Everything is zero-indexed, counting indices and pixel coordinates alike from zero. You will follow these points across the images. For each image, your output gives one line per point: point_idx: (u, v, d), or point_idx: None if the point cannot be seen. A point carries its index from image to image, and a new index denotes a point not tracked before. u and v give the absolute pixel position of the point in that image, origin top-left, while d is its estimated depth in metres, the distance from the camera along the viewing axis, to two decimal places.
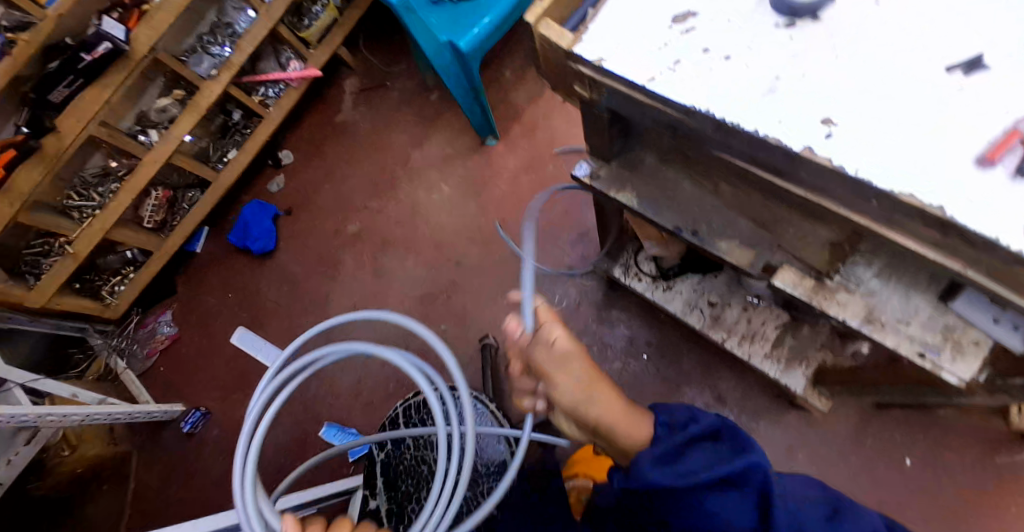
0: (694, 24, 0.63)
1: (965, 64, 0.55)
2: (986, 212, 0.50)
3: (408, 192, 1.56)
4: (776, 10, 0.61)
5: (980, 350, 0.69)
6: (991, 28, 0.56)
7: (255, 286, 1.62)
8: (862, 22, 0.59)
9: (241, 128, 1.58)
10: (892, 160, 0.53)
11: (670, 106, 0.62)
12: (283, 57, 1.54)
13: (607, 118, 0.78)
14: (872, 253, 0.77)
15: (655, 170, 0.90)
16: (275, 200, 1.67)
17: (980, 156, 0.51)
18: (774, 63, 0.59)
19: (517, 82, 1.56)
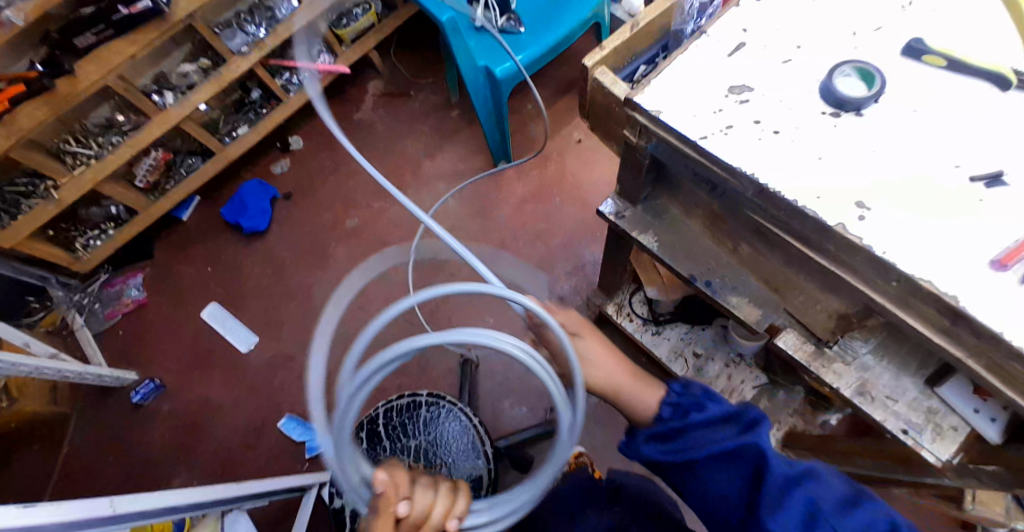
0: (750, 97, 0.70)
1: (987, 178, 0.63)
2: (990, 307, 0.57)
3: (413, 199, 1.59)
4: (825, 100, 0.68)
5: (957, 436, 0.79)
6: (1010, 152, 0.64)
7: (240, 265, 1.60)
8: (897, 123, 0.67)
9: (257, 107, 1.58)
10: (914, 247, 0.61)
11: (717, 165, 0.69)
12: (314, 49, 1.56)
13: (648, 163, 0.84)
14: (870, 330, 0.81)
15: (676, 221, 0.98)
16: (275, 183, 1.67)
17: (994, 258, 0.59)
18: (818, 146, 0.66)
19: (538, 115, 1.62)
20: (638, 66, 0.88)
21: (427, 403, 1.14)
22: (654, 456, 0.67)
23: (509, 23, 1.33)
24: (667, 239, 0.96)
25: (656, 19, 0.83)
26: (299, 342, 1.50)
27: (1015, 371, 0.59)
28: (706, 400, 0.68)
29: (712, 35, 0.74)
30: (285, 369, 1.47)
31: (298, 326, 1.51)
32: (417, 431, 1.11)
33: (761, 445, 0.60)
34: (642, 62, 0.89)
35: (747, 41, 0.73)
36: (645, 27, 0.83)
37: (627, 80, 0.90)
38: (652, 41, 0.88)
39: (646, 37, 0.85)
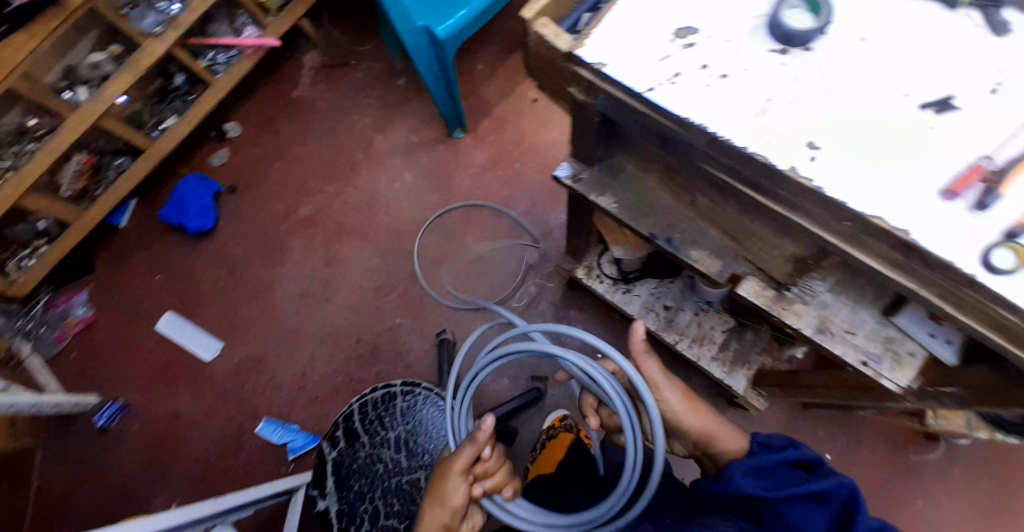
0: (696, 40, 0.63)
1: (937, 104, 0.57)
2: (944, 239, 0.53)
3: (368, 178, 1.50)
4: (772, 35, 0.62)
5: (915, 361, 0.77)
6: (961, 73, 0.58)
7: (190, 268, 1.50)
8: (847, 54, 0.60)
9: (183, 94, 1.45)
10: (869, 184, 0.55)
11: (665, 117, 0.62)
12: (237, 22, 1.43)
13: (599, 121, 0.78)
14: (829, 270, 0.78)
15: (632, 178, 0.92)
16: (215, 176, 1.56)
17: (944, 188, 0.54)
18: (767, 87, 0.60)
19: (490, 75, 1.53)
20: (582, 17, 0.80)
21: (402, 393, 1.11)
22: (750, 488, 0.63)
23: None
24: (626, 200, 0.91)
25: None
26: (265, 343, 1.42)
27: (970, 299, 0.55)
28: (796, 443, 0.69)
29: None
30: (254, 372, 1.40)
31: (262, 326, 1.43)
32: (396, 423, 1.08)
33: (855, 492, 0.61)
34: (585, 11, 0.81)
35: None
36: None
37: (569, 30, 0.81)
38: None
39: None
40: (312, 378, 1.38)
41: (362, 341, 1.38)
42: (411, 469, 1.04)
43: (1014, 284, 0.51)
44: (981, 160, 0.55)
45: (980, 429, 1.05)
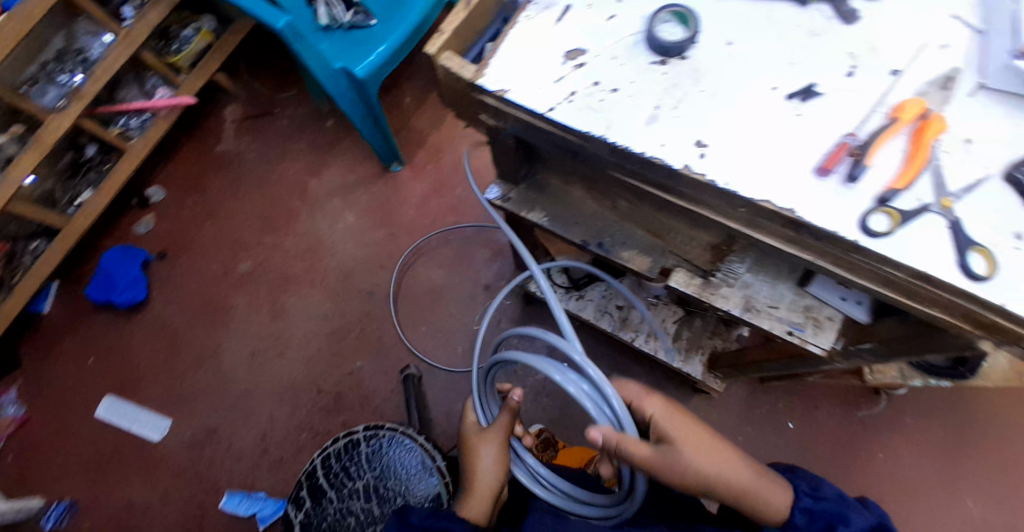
0: (585, 61, 0.67)
1: (800, 93, 0.63)
2: (823, 213, 0.58)
3: (307, 225, 1.48)
4: (651, 50, 0.67)
5: (835, 325, 0.80)
6: (817, 63, 0.64)
7: (127, 345, 1.42)
8: (718, 59, 0.66)
9: (96, 165, 1.38)
10: (754, 172, 0.60)
11: (569, 133, 0.66)
12: (148, 84, 1.38)
13: (514, 143, 0.81)
14: (743, 251, 0.85)
15: (559, 191, 0.96)
16: (143, 244, 1.49)
17: (817, 166, 0.60)
18: (653, 96, 0.65)
19: (419, 108, 1.55)
20: (485, 46, 0.77)
21: (366, 438, 1.06)
22: None
23: (358, 17, 1.23)
24: (555, 212, 0.94)
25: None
26: (219, 411, 1.35)
27: (858, 262, 0.60)
28: (847, 510, 0.66)
29: (538, 3, 0.71)
30: (210, 443, 1.32)
31: (214, 393, 1.36)
32: (362, 471, 1.04)
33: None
34: (489, 40, 0.78)
35: (572, 3, 0.70)
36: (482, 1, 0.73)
37: (476, 63, 0.78)
38: (494, 19, 0.78)
39: (483, 16, 0.76)
40: (274, 439, 1.31)
41: (323, 390, 1.34)
42: (383, 516, 1.00)
43: (890, 243, 0.56)
44: (847, 137, 0.60)
45: (915, 377, 1.10)
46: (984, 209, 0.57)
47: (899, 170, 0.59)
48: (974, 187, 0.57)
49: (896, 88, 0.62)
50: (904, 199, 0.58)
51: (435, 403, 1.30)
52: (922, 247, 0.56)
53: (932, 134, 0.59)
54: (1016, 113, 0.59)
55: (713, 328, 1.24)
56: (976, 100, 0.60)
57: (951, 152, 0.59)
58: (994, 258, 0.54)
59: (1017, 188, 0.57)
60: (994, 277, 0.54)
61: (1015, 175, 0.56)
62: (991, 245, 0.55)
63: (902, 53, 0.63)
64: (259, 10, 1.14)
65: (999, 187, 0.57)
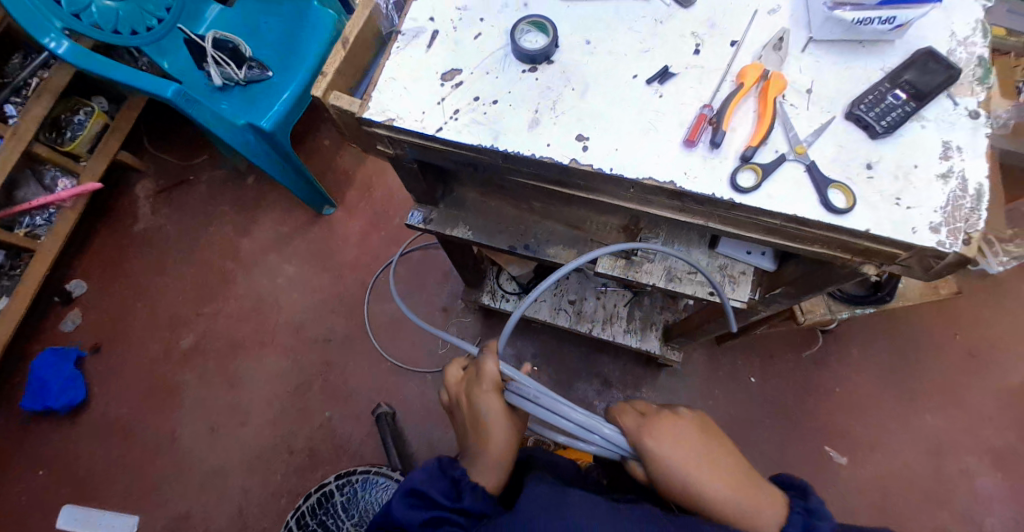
0: (462, 79, 0.71)
1: (658, 76, 0.69)
2: (699, 179, 0.64)
3: (246, 286, 1.45)
4: (519, 59, 0.71)
5: (748, 277, 0.88)
6: (665, 47, 0.70)
7: (78, 449, 1.34)
8: (578, 58, 0.71)
9: (7, 270, 1.30)
10: (633, 154, 0.66)
11: (461, 149, 0.70)
12: (47, 177, 1.32)
13: (418, 167, 0.83)
14: (652, 225, 0.89)
15: (479, 203, 0.99)
16: (73, 340, 1.41)
17: (684, 139, 0.66)
18: (530, 102, 0.69)
19: (338, 148, 1.55)
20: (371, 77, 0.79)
21: (339, 486, 1.07)
22: None
23: (253, 72, 1.22)
24: (478, 224, 0.97)
25: (365, 25, 0.76)
26: (189, 496, 1.29)
27: (740, 218, 0.67)
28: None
29: (406, 33, 0.73)
30: (186, 530, 1.27)
31: (182, 477, 1.31)
32: (340, 522, 1.03)
33: None
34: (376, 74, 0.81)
35: (439, 27, 0.73)
36: (359, 36, 0.76)
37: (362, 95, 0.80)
38: (376, 52, 0.81)
39: (364, 50, 0.79)
40: (254, 509, 1.27)
41: (296, 449, 1.31)
42: None
43: (760, 196, 0.63)
44: (703, 108, 0.67)
45: (842, 310, 1.17)
46: (831, 149, 0.65)
47: (754, 129, 0.66)
48: (820, 132, 0.65)
49: (737, 57, 0.69)
50: (764, 154, 0.65)
51: (412, 435, 1.30)
52: (789, 194, 0.63)
53: (774, 91, 0.66)
54: (843, 58, 0.68)
55: (661, 303, 1.30)
56: (808, 54, 0.69)
57: (795, 104, 0.66)
58: (850, 192, 0.62)
59: (857, 123, 0.65)
60: (852, 208, 0.62)
61: (853, 114, 0.64)
62: (846, 181, 0.63)
63: (738, 25, 0.71)
64: (140, 82, 1.11)
65: (842, 125, 0.65)
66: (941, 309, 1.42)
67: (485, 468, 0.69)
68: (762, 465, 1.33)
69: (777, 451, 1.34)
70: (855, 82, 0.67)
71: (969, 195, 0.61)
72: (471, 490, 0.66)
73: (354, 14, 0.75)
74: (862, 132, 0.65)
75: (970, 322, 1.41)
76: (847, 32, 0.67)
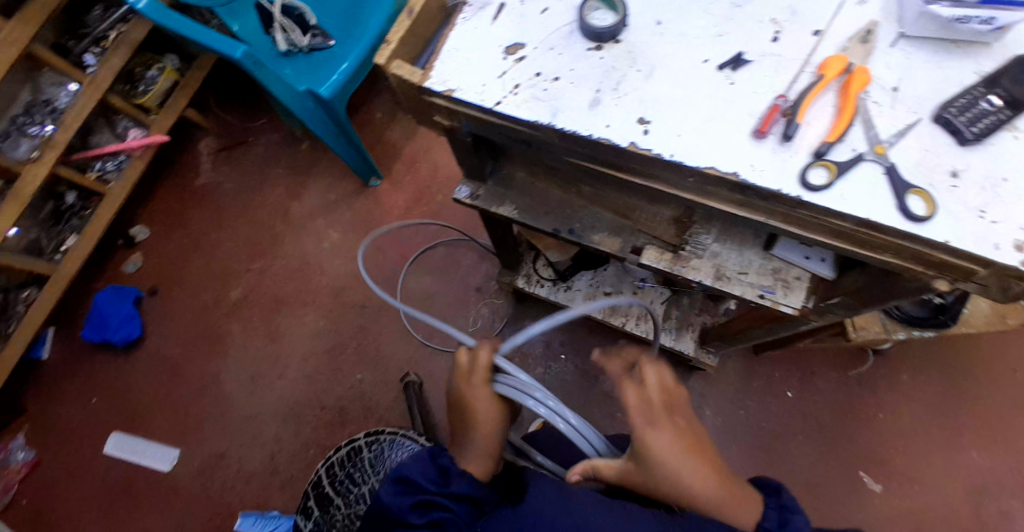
0: (525, 54, 0.70)
1: (731, 62, 0.66)
2: (764, 173, 0.62)
3: (294, 245, 1.50)
4: (585, 36, 0.70)
5: (802, 284, 0.85)
6: (740, 32, 0.67)
7: (128, 383, 1.44)
8: (648, 39, 0.69)
9: (78, 211, 1.38)
10: (696, 142, 0.63)
11: (519, 124, 0.69)
12: (120, 127, 1.39)
13: (472, 140, 0.83)
14: (705, 222, 0.89)
15: (526, 184, 0.99)
16: (133, 281, 1.51)
17: (754, 130, 0.63)
18: (593, 80, 0.67)
19: (389, 122, 1.57)
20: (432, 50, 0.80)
21: (368, 444, 1.09)
22: None
23: (316, 40, 1.23)
24: (525, 204, 0.97)
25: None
26: (224, 438, 1.37)
27: (805, 217, 0.64)
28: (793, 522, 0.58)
29: (473, 4, 0.73)
30: (220, 469, 1.35)
31: (220, 420, 1.39)
32: (366, 476, 1.05)
33: None
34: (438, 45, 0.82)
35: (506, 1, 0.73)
36: (424, 9, 0.76)
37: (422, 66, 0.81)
38: (440, 24, 0.82)
39: (428, 22, 0.79)
40: (283, 459, 1.34)
41: (326, 406, 1.36)
42: None
43: (831, 195, 0.60)
44: (778, 99, 0.64)
45: (898, 331, 1.13)
46: (916, 152, 0.60)
47: (831, 125, 0.62)
48: (904, 133, 0.61)
49: (820, 48, 0.66)
50: (840, 151, 0.61)
51: (436, 408, 1.33)
52: (862, 196, 0.60)
53: (857, 86, 0.62)
54: (935, 57, 0.64)
55: (700, 305, 1.27)
56: (897, 49, 0.64)
57: (880, 101, 0.63)
58: (930, 198, 0.58)
59: (945, 126, 0.61)
60: (932, 216, 0.58)
61: (942, 117, 0.60)
62: (927, 186, 0.59)
63: (821, 15, 0.67)
64: (205, 38, 1.13)
65: (928, 127, 0.61)
66: (1002, 342, 1.33)
67: (477, 453, 0.69)
68: (785, 482, 1.29)
69: (803, 470, 1.30)
70: (948, 83, 0.62)
71: None
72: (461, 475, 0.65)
73: None
74: (950, 137, 0.61)
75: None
76: (943, 30, 0.63)
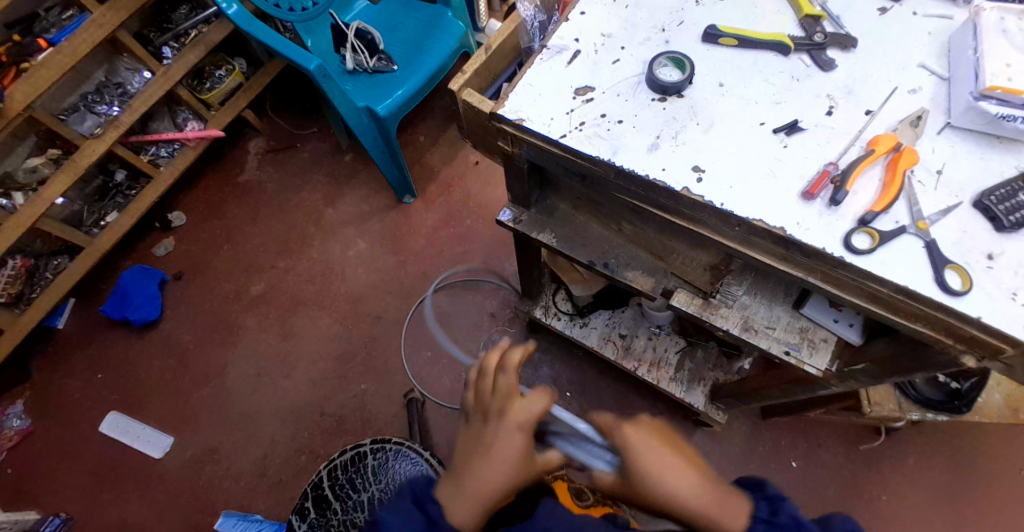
0: (594, 96, 0.76)
1: (786, 128, 0.72)
2: (807, 230, 0.66)
3: (321, 250, 1.54)
4: (651, 88, 0.76)
5: (828, 346, 0.88)
6: (795, 102, 0.73)
7: (135, 364, 1.45)
8: (710, 98, 0.75)
9: (125, 189, 1.44)
10: (747, 194, 0.68)
11: (581, 158, 0.74)
12: (179, 117, 1.46)
13: (528, 169, 0.89)
14: (739, 274, 0.92)
15: (568, 215, 1.03)
16: (160, 265, 1.55)
17: (803, 191, 0.68)
18: (655, 127, 0.73)
19: (433, 144, 1.65)
20: (501, 83, 0.95)
21: (373, 451, 1.08)
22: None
23: (381, 63, 1.33)
24: (564, 235, 1.01)
25: (507, 39, 0.90)
26: (220, 431, 1.37)
27: (844, 279, 0.67)
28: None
29: (551, 48, 0.80)
30: (210, 463, 1.34)
31: (219, 413, 1.39)
32: (367, 484, 1.05)
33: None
34: (505, 80, 0.96)
35: (581, 48, 0.79)
36: (499, 49, 0.89)
37: (496, 99, 0.97)
38: (511, 63, 0.96)
39: (501, 59, 0.92)
40: (274, 461, 1.33)
41: (326, 413, 1.37)
42: None
43: (872, 260, 0.64)
44: (827, 166, 0.69)
45: (913, 411, 1.11)
46: (955, 231, 0.65)
47: (877, 196, 0.67)
48: (945, 213, 0.66)
49: (870, 126, 0.71)
50: (883, 221, 0.66)
51: (435, 428, 1.33)
52: (901, 265, 0.64)
53: (905, 164, 0.67)
54: (980, 149, 0.69)
55: (715, 360, 1.26)
56: (943, 137, 0.70)
57: (923, 182, 0.68)
58: (967, 275, 0.63)
59: (984, 212, 0.65)
60: (968, 291, 0.62)
61: (981, 203, 0.65)
62: (963, 264, 0.63)
63: (874, 97, 0.73)
64: (280, 46, 1.22)
65: (968, 211, 0.66)
66: (1010, 437, 1.33)
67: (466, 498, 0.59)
68: None
69: None
70: (988, 173, 0.67)
71: None
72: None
73: (501, 27, 0.88)
74: (988, 222, 0.65)
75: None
76: (988, 125, 0.68)
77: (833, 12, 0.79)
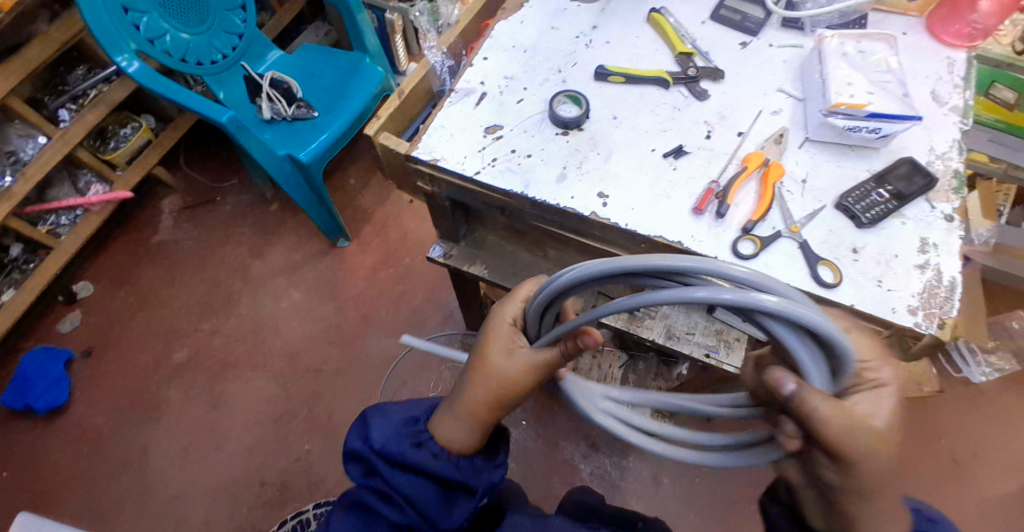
0: (502, 134, 0.81)
1: (673, 152, 0.78)
2: (702, 241, 0.73)
3: (250, 305, 1.48)
4: (554, 123, 0.81)
5: (743, 343, 0.89)
6: (678, 128, 0.81)
7: (44, 456, 1.31)
8: (606, 130, 0.81)
9: (21, 264, 1.31)
10: (648, 213, 0.74)
11: (495, 192, 0.79)
12: (81, 181, 1.37)
13: (450, 206, 0.92)
14: None
15: (498, 245, 1.05)
16: (66, 342, 1.43)
17: (693, 207, 0.75)
18: (560, 159, 0.79)
19: (363, 187, 1.64)
20: (418, 124, 0.96)
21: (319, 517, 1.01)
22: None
23: (301, 111, 1.32)
24: (494, 265, 1.02)
25: (421, 82, 0.93)
26: (146, 519, 1.25)
27: None
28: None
29: (458, 91, 0.84)
30: None
31: (144, 499, 1.27)
32: None
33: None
34: (421, 121, 0.97)
35: (487, 90, 0.85)
36: (413, 91, 0.92)
37: (413, 141, 0.95)
38: (427, 106, 0.98)
39: (416, 102, 0.95)
40: None
41: (267, 482, 1.28)
42: None
43: (757, 263, 0.71)
44: (711, 184, 0.76)
45: None
46: (822, 232, 0.73)
47: (754, 206, 0.74)
48: (812, 216, 0.74)
49: (742, 145, 0.79)
50: (762, 228, 0.73)
51: None
52: (783, 265, 0.71)
53: (773, 177, 0.75)
54: (835, 158, 0.78)
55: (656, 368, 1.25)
56: (803, 150, 0.79)
57: (792, 191, 0.76)
58: (836, 268, 0.70)
59: (845, 211, 0.74)
60: (839, 283, 0.69)
61: (842, 204, 0.73)
62: (834, 259, 0.71)
63: (744, 120, 0.81)
64: (188, 100, 1.19)
65: (832, 213, 0.74)
66: None
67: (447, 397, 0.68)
68: None
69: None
70: (845, 179, 0.76)
71: (944, 285, 0.69)
72: (440, 454, 0.64)
73: (413, 71, 0.92)
74: (850, 221, 0.73)
75: (971, 429, 1.31)
76: (840, 136, 0.77)
77: (703, 49, 0.87)
